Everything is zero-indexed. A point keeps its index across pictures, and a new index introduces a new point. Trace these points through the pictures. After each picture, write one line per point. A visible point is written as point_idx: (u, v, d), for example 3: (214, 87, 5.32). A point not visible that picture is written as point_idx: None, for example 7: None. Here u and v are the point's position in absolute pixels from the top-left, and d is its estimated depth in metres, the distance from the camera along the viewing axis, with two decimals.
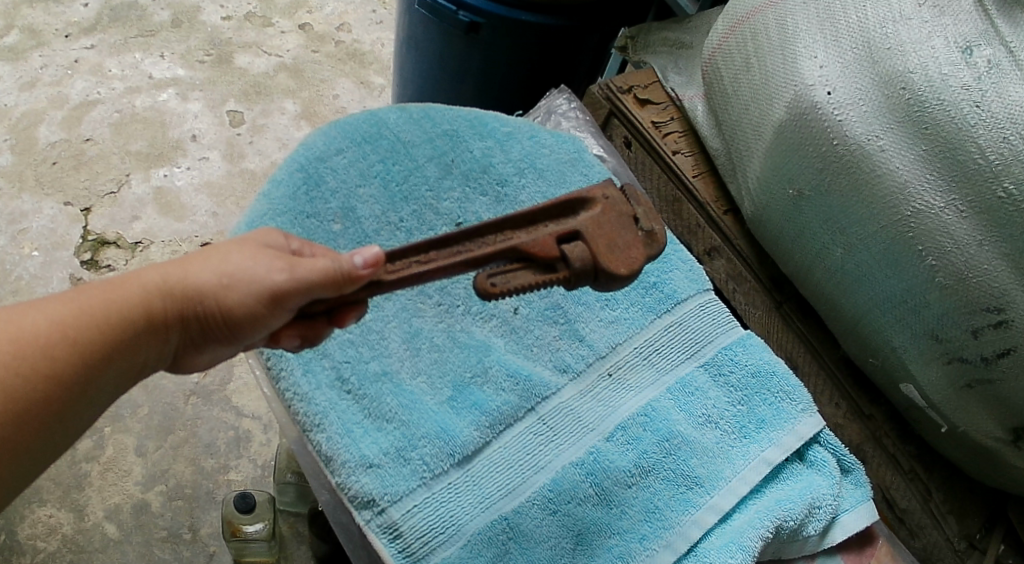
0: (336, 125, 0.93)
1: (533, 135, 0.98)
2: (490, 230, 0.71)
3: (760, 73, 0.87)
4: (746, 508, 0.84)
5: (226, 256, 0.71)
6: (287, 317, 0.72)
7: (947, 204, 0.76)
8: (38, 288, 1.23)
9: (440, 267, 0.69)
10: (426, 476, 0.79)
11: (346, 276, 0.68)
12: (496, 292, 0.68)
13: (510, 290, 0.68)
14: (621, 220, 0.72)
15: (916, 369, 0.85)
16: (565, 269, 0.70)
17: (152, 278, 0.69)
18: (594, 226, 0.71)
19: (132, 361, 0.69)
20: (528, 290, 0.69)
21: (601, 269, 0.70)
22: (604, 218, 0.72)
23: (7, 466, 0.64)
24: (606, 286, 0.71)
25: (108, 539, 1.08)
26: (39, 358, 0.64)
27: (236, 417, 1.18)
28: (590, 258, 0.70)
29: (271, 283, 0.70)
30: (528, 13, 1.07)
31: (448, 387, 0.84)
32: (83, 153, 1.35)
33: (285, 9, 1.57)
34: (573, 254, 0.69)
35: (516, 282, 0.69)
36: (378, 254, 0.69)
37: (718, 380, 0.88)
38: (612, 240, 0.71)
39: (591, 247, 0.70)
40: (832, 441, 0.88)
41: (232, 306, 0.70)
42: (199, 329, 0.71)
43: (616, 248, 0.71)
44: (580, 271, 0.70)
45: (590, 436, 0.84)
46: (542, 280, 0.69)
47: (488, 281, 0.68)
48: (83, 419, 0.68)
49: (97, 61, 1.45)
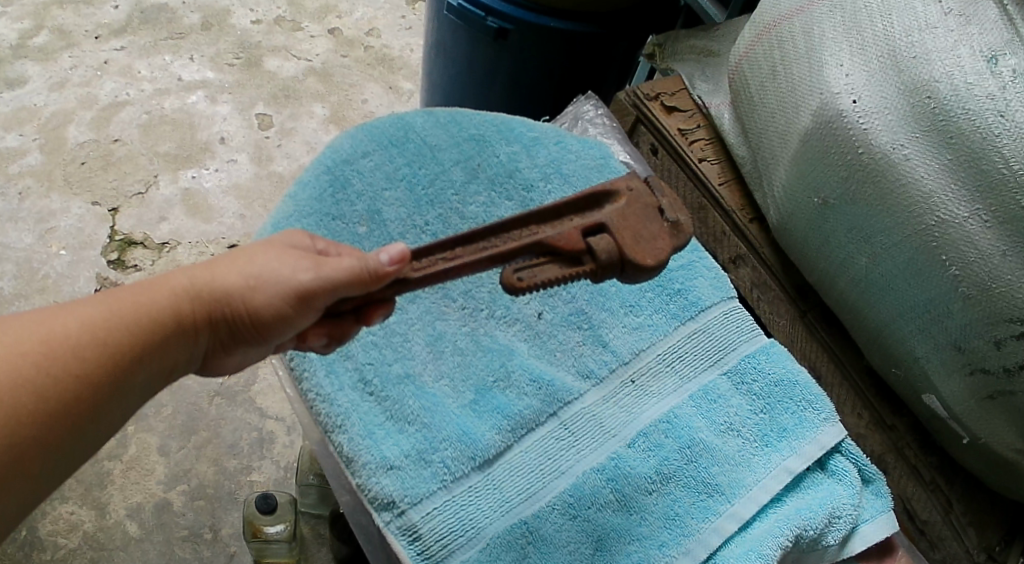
0: (364, 129, 0.94)
1: (559, 140, 0.98)
2: (515, 225, 0.71)
3: (787, 81, 0.88)
4: (766, 517, 0.83)
5: (252, 258, 0.71)
6: (315, 316, 0.73)
7: (971, 213, 0.76)
8: (64, 287, 1.24)
9: (467, 263, 0.70)
10: (447, 479, 0.79)
11: (373, 274, 0.69)
12: (523, 286, 0.69)
13: (538, 284, 0.69)
14: (646, 211, 0.73)
15: (938, 380, 0.85)
16: (591, 262, 0.70)
17: (180, 282, 0.70)
18: (620, 218, 0.72)
19: (162, 363, 0.69)
20: (556, 284, 0.70)
21: (628, 260, 0.70)
22: (628, 209, 0.72)
23: (40, 466, 0.63)
24: (633, 278, 0.71)
25: (129, 537, 1.09)
26: (70, 359, 0.64)
27: (260, 419, 1.19)
28: (616, 250, 0.70)
29: (299, 283, 0.70)
30: (555, 20, 1.08)
31: (470, 391, 0.84)
32: (112, 154, 1.36)
33: (314, 14, 1.59)
34: (600, 247, 0.70)
35: (545, 275, 0.69)
36: (403, 250, 0.69)
37: (741, 388, 0.89)
38: (637, 232, 0.71)
39: (617, 239, 0.70)
40: (853, 451, 0.88)
41: (260, 307, 0.71)
42: (227, 331, 0.72)
43: (641, 240, 0.71)
44: (606, 264, 0.70)
45: (611, 442, 0.84)
46: (569, 273, 0.69)
47: (514, 276, 0.69)
48: (113, 420, 0.68)
49: (127, 62, 1.46)
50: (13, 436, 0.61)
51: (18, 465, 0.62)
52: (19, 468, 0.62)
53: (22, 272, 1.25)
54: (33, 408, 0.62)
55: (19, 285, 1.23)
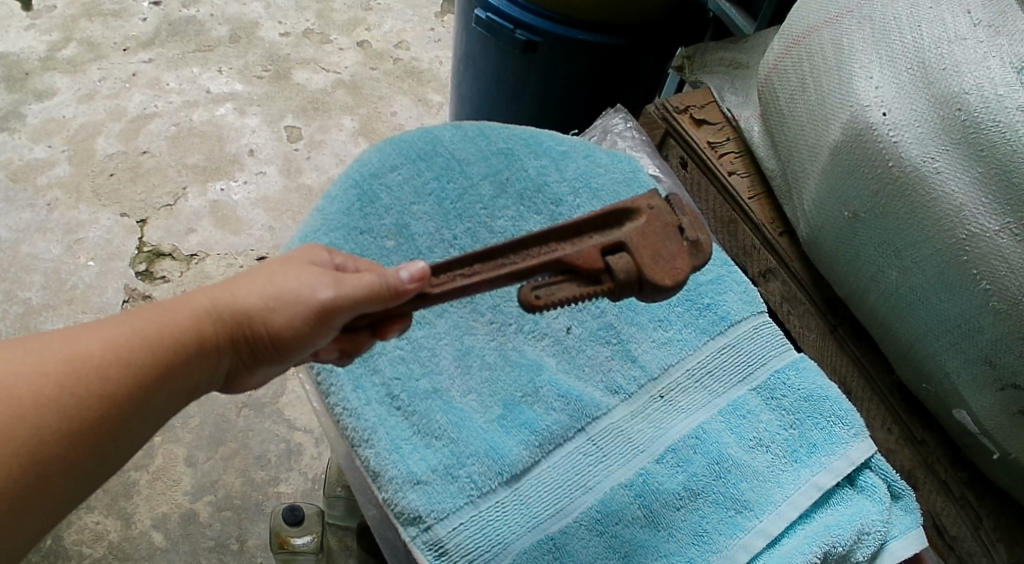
0: (392, 143, 0.94)
1: (588, 154, 0.98)
2: (536, 241, 0.71)
3: (816, 95, 0.88)
4: (795, 533, 0.81)
5: (271, 277, 0.71)
6: (333, 335, 0.73)
7: (1002, 227, 0.75)
8: (92, 298, 1.25)
9: (484, 280, 0.70)
10: (474, 494, 0.79)
11: (392, 291, 0.69)
12: (540, 304, 0.69)
13: (555, 302, 0.69)
14: (665, 230, 0.72)
15: (969, 395, 0.83)
16: (609, 281, 0.70)
17: (201, 302, 0.69)
18: (639, 237, 0.71)
19: (185, 383, 0.69)
20: (573, 302, 0.70)
21: (646, 280, 0.70)
22: (648, 228, 0.72)
23: (63, 484, 0.64)
24: (651, 298, 0.71)
25: (154, 548, 1.09)
26: (93, 379, 0.64)
27: (288, 431, 1.19)
28: (634, 269, 0.70)
29: (321, 302, 0.70)
30: (584, 32, 1.08)
31: (497, 406, 0.84)
32: (140, 165, 1.37)
33: (343, 26, 1.60)
34: (618, 266, 0.70)
35: (561, 294, 0.69)
36: (423, 268, 0.69)
37: (770, 403, 0.87)
38: (657, 252, 0.71)
39: (635, 258, 0.70)
40: (883, 467, 0.86)
41: (280, 328, 0.70)
42: (249, 351, 0.72)
43: (660, 260, 0.71)
44: (624, 283, 0.70)
45: (639, 458, 0.83)
46: (587, 292, 0.70)
47: (532, 294, 0.69)
48: (135, 438, 0.67)
49: (155, 75, 1.48)
50: (34, 455, 0.62)
51: (41, 483, 0.62)
52: (42, 486, 0.63)
53: (51, 282, 1.25)
54: (57, 426, 0.63)
55: (47, 296, 1.24)
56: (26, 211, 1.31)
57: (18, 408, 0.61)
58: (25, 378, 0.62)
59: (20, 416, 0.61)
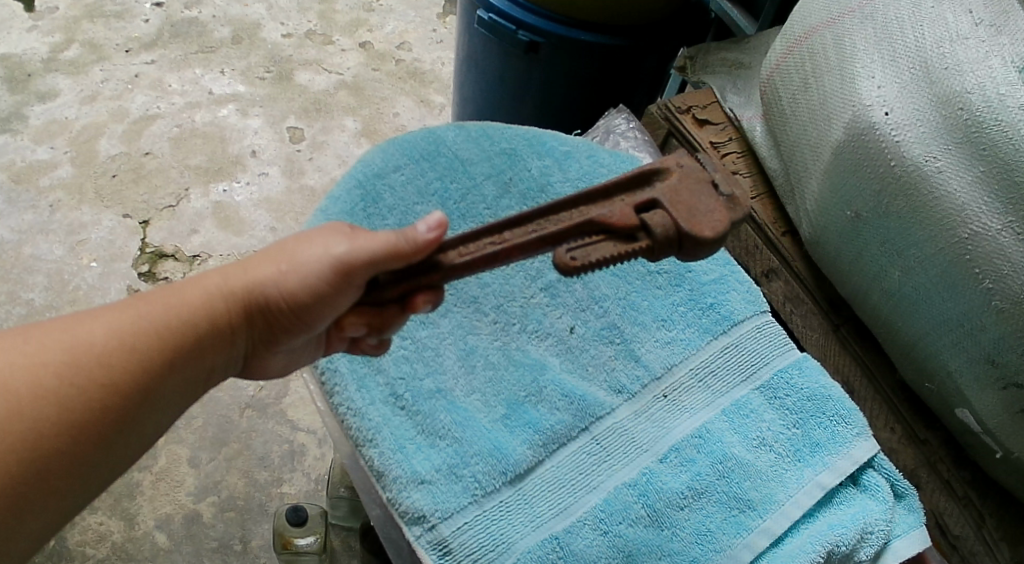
0: (394, 142, 0.95)
1: (591, 154, 0.98)
2: (565, 206, 0.68)
3: (818, 94, 0.88)
4: (798, 532, 0.82)
5: (286, 246, 0.70)
6: (356, 293, 0.71)
7: (1004, 226, 0.75)
8: (95, 299, 1.25)
9: (514, 248, 0.67)
10: (478, 494, 0.79)
11: (411, 243, 0.67)
12: (576, 266, 0.66)
13: (591, 263, 0.66)
14: (699, 185, 0.69)
15: (971, 394, 0.83)
16: (646, 239, 0.67)
17: (213, 280, 0.69)
18: (672, 194, 0.68)
19: (198, 363, 0.69)
20: (610, 263, 0.67)
21: (684, 234, 0.66)
22: (681, 185, 0.68)
23: (67, 479, 0.64)
24: (692, 255, 0.68)
25: (158, 548, 1.09)
26: (95, 369, 0.64)
27: (291, 431, 1.19)
28: (671, 225, 0.67)
29: (338, 258, 0.69)
30: (586, 33, 1.08)
31: (502, 406, 0.84)
32: (142, 167, 1.37)
33: (345, 27, 1.61)
34: (654, 222, 0.66)
35: (598, 255, 0.66)
36: (440, 218, 0.68)
37: (773, 403, 0.87)
38: (692, 207, 0.68)
39: (671, 215, 0.67)
40: (886, 466, 0.86)
41: (296, 294, 0.69)
42: (266, 324, 0.71)
43: (698, 214, 0.67)
44: (663, 239, 0.66)
45: (643, 457, 0.83)
46: (625, 251, 0.66)
47: (567, 256, 0.66)
48: (145, 429, 0.67)
49: (157, 76, 1.48)
50: (33, 450, 0.62)
51: (43, 476, 0.63)
52: (43, 481, 0.63)
53: (53, 283, 1.25)
54: (55, 419, 0.63)
55: (50, 297, 1.24)
56: (29, 213, 1.31)
57: (16, 401, 0.62)
58: (23, 371, 0.62)
59: (19, 409, 0.62)
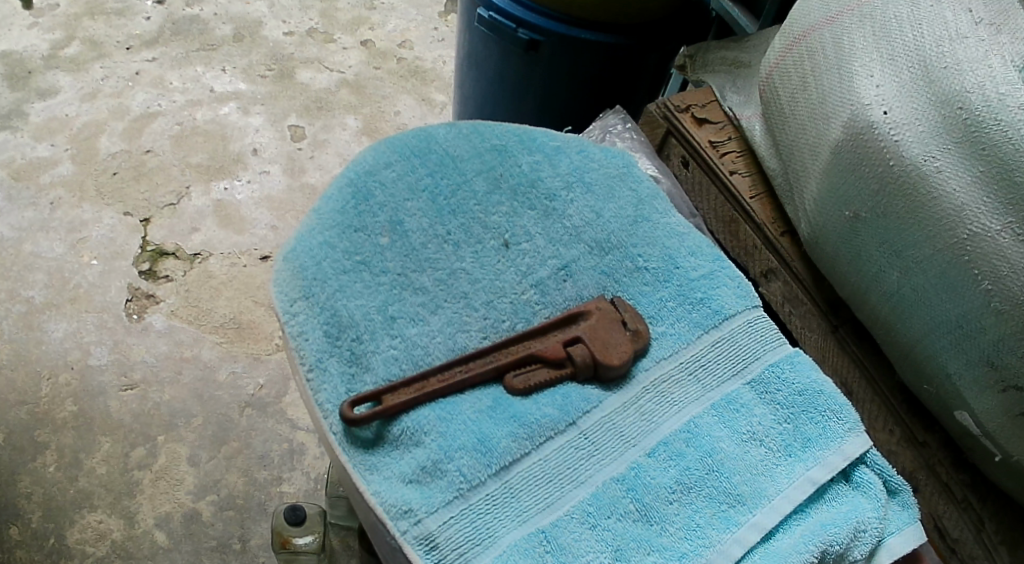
0: (387, 141, 0.94)
1: (581, 149, 0.97)
2: (512, 342, 0.85)
3: (817, 93, 0.88)
4: (791, 529, 0.80)
5: None
6: None
7: (1004, 227, 0.75)
8: (95, 296, 1.26)
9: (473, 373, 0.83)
10: (463, 488, 0.78)
11: None
12: (518, 389, 0.83)
13: (531, 386, 0.83)
14: (612, 323, 0.86)
15: (970, 397, 0.83)
16: (572, 366, 0.84)
17: None
18: (592, 331, 0.85)
19: None
20: (546, 386, 0.84)
21: (600, 362, 0.84)
22: (598, 323, 0.86)
23: None
24: (608, 380, 0.85)
25: (157, 547, 1.10)
26: None
27: (291, 430, 1.19)
28: (591, 356, 0.84)
29: None
30: (586, 32, 1.08)
31: (487, 398, 0.82)
32: (144, 164, 1.38)
33: (346, 26, 1.63)
34: (578, 354, 0.84)
35: (536, 379, 0.83)
36: None
37: (764, 397, 0.85)
38: (606, 341, 0.85)
39: (591, 348, 0.84)
40: (879, 462, 0.84)
41: None
42: None
43: (610, 347, 0.85)
44: (583, 365, 0.84)
45: (630, 452, 0.81)
46: (556, 376, 0.84)
47: (512, 381, 0.83)
48: None
49: (158, 74, 1.50)
50: None
51: None
52: None
53: (54, 281, 1.27)
54: None
55: (51, 295, 1.25)
56: (29, 210, 1.32)
57: None
58: None
59: None
